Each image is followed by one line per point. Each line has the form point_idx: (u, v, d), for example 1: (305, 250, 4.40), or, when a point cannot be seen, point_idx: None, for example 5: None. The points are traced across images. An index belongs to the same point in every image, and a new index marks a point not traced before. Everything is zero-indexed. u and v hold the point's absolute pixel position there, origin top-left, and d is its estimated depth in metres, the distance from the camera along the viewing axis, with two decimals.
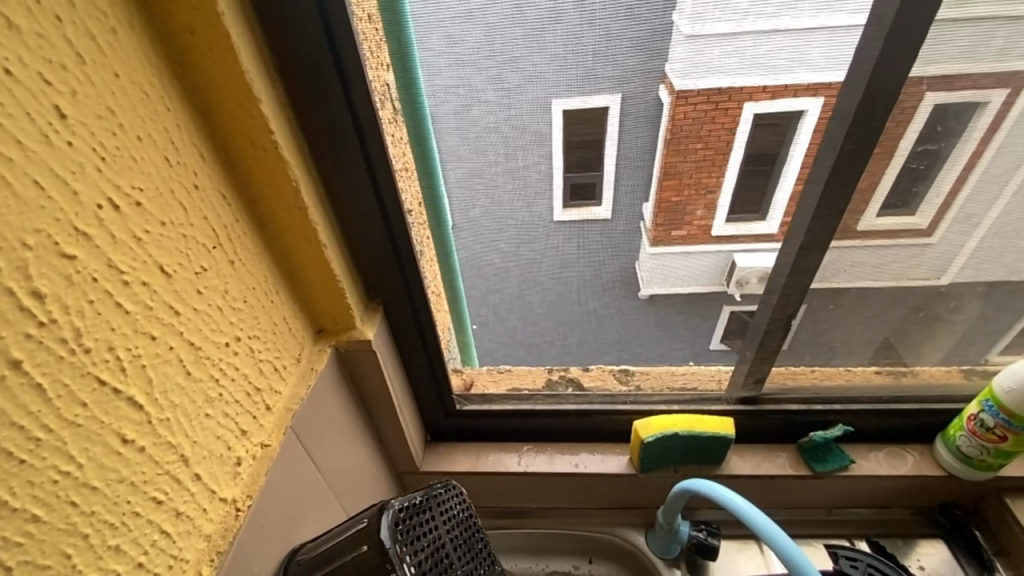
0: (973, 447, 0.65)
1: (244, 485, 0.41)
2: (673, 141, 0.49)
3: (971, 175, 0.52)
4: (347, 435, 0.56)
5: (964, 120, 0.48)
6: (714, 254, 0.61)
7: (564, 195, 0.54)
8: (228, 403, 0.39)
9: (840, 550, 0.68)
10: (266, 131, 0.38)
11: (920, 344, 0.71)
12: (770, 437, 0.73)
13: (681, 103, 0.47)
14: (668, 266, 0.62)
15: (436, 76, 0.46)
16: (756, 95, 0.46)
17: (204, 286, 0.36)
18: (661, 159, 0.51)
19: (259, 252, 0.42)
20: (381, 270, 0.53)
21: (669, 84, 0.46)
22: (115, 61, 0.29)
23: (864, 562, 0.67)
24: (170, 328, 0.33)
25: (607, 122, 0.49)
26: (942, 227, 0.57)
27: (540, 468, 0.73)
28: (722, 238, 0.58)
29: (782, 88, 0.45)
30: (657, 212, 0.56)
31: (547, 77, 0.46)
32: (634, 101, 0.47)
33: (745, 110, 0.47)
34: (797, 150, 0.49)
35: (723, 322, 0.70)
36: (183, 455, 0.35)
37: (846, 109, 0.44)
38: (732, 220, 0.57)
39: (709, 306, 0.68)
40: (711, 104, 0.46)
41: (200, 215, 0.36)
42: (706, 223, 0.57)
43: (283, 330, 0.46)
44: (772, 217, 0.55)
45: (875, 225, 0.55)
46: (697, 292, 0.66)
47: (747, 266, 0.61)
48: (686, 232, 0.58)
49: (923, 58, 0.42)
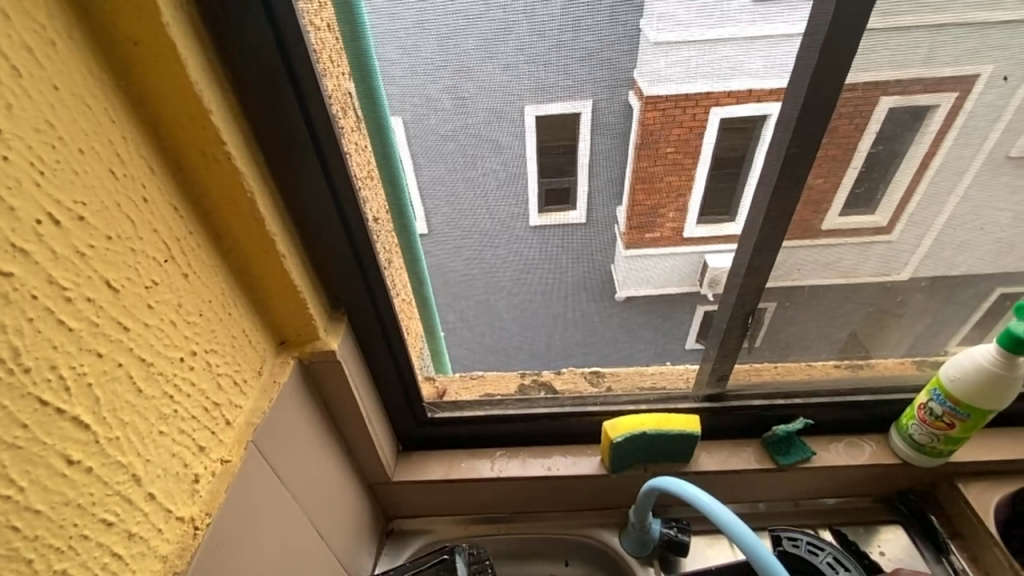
0: (924, 435, 0.67)
1: (204, 503, 0.40)
2: (643, 146, 0.51)
3: (924, 176, 0.55)
4: (314, 448, 0.56)
5: (900, 125, 0.50)
6: (677, 256, 0.62)
7: (540, 202, 0.55)
8: (184, 419, 0.38)
9: (782, 532, 0.72)
10: (218, 142, 0.37)
11: (876, 338, 0.74)
12: (736, 433, 0.75)
13: (650, 109, 0.48)
14: (638, 268, 0.64)
15: (393, 85, 0.46)
16: (722, 100, 0.47)
17: (155, 300, 0.35)
18: (632, 163, 0.52)
19: (215, 264, 0.42)
20: (345, 280, 0.52)
21: (637, 89, 0.47)
22: (53, 73, 0.28)
23: (804, 541, 0.71)
24: (118, 345, 0.33)
25: (579, 130, 0.50)
26: (899, 225, 0.60)
27: (513, 473, 0.73)
28: (695, 240, 0.60)
29: (746, 94, 0.47)
30: (630, 215, 0.57)
31: (500, 85, 0.47)
32: (588, 108, 0.48)
33: (712, 114, 0.48)
34: (761, 152, 0.51)
35: (694, 322, 0.72)
36: (135, 474, 0.34)
37: (789, 115, 0.47)
38: (702, 222, 0.58)
39: (682, 306, 0.70)
40: (680, 108, 0.48)
41: (150, 229, 0.35)
42: (677, 226, 0.58)
43: (242, 343, 0.45)
44: (740, 217, 0.57)
45: (838, 224, 0.58)
46: (666, 292, 0.67)
47: (719, 266, 0.62)
48: (659, 233, 0.59)
49: (856, 66, 0.44)
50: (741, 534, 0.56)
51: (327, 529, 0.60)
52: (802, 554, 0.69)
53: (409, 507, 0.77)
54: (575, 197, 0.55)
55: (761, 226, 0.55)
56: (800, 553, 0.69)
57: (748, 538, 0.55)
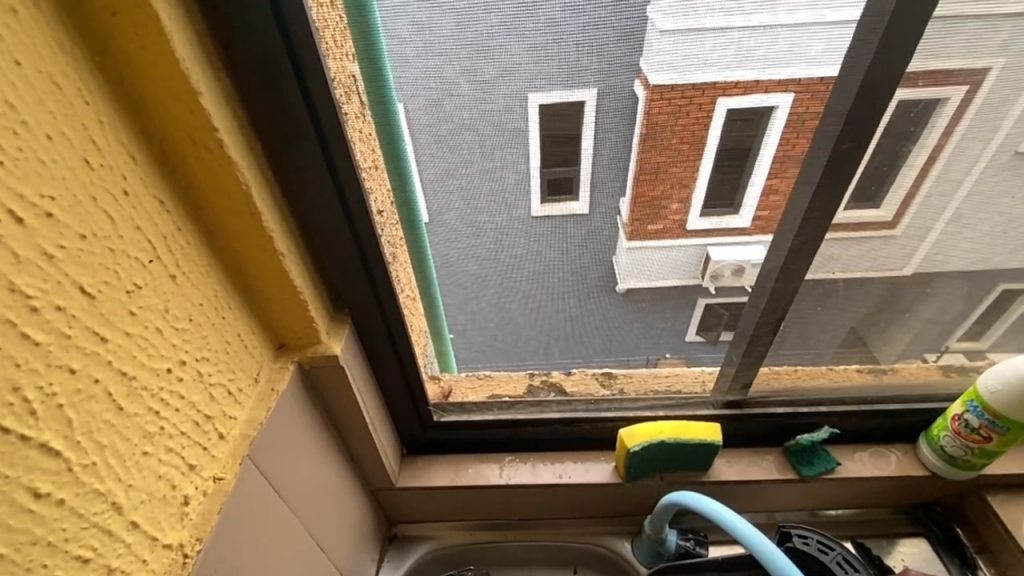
0: (957, 446, 0.64)
1: (194, 527, 0.37)
2: (649, 136, 0.46)
3: (933, 167, 0.50)
4: (314, 457, 0.52)
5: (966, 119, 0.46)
6: (685, 247, 0.56)
7: (542, 190, 0.50)
8: (172, 436, 0.35)
9: (791, 529, 0.66)
10: (210, 129, 0.33)
11: (888, 331, 0.68)
12: (756, 441, 0.72)
13: (656, 98, 0.44)
14: (647, 259, 0.58)
15: (404, 67, 0.42)
16: (728, 90, 0.43)
17: (138, 306, 0.32)
18: (637, 155, 0.48)
19: (207, 264, 0.38)
20: (349, 279, 0.49)
21: (642, 78, 0.43)
22: (15, 46, 0.24)
23: (815, 539, 0.65)
24: (95, 358, 0.29)
25: (584, 118, 0.45)
26: (906, 218, 0.54)
27: (522, 480, 0.70)
28: (698, 233, 0.55)
29: (754, 84, 0.43)
30: (636, 207, 0.52)
31: (524, 69, 0.42)
32: (592, 98, 0.44)
33: (718, 105, 0.44)
34: (768, 149, 0.47)
35: (697, 314, 0.65)
36: (116, 502, 0.31)
37: (839, 108, 0.42)
38: (707, 214, 0.53)
39: (683, 299, 0.63)
40: (688, 100, 0.44)
41: (131, 225, 0.31)
42: (682, 218, 0.53)
43: (236, 348, 0.41)
44: (745, 211, 0.52)
45: (840, 218, 0.52)
46: (673, 285, 0.62)
47: (721, 258, 0.57)
48: (661, 226, 0.54)
49: (927, 52, 0.40)
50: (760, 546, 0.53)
51: (327, 539, 0.57)
52: (812, 552, 0.64)
53: (413, 513, 0.74)
54: (577, 188, 0.50)
55: (800, 226, 0.51)
56: (809, 551, 0.64)
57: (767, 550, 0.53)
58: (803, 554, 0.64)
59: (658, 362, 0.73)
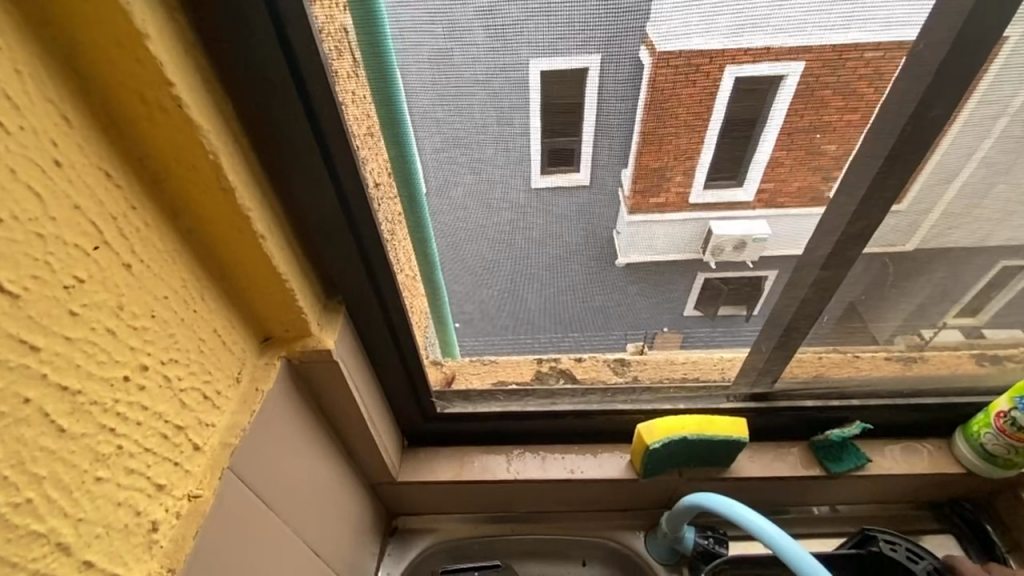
0: (999, 445, 0.60)
1: (165, 554, 0.32)
2: (654, 105, 0.40)
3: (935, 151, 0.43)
4: (308, 457, 0.48)
5: None
6: (682, 224, 0.48)
7: (541, 161, 0.44)
8: (133, 454, 0.30)
9: (879, 533, 0.62)
10: (163, 84, 0.27)
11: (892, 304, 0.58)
12: (782, 433, 0.68)
13: (664, 64, 0.37)
14: (653, 234, 0.49)
15: (405, 9, 0.35)
16: (739, 57, 0.37)
17: (82, 305, 0.26)
18: (639, 122, 0.41)
19: (173, 249, 0.32)
20: (342, 262, 0.43)
21: (649, 42, 0.36)
22: None
23: (904, 547, 0.61)
24: (23, 374, 0.23)
25: (586, 86, 0.38)
26: (912, 189, 0.45)
27: (531, 475, 0.66)
28: (701, 209, 0.47)
29: (765, 51, 0.37)
30: (635, 178, 0.45)
31: (551, 13, 0.35)
32: (597, 61, 0.37)
33: (727, 74, 0.38)
34: (775, 116, 0.40)
35: (694, 289, 0.56)
36: (63, 541, 0.26)
37: (923, 65, 0.37)
38: (710, 187, 0.45)
39: (679, 276, 0.55)
40: (693, 68, 0.37)
41: (69, 205, 0.25)
42: (683, 191, 0.45)
43: (212, 346, 0.36)
44: (750, 183, 0.45)
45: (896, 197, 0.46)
46: (668, 260, 0.53)
47: (724, 233, 0.49)
48: (663, 200, 0.46)
49: None
50: (776, 540, 0.50)
51: (324, 544, 0.53)
52: (903, 562, 0.60)
53: (415, 507, 0.70)
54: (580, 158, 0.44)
55: (859, 207, 0.46)
56: (897, 558, 0.60)
57: (786, 546, 0.49)
58: (892, 563, 0.60)
59: (655, 339, 0.64)
